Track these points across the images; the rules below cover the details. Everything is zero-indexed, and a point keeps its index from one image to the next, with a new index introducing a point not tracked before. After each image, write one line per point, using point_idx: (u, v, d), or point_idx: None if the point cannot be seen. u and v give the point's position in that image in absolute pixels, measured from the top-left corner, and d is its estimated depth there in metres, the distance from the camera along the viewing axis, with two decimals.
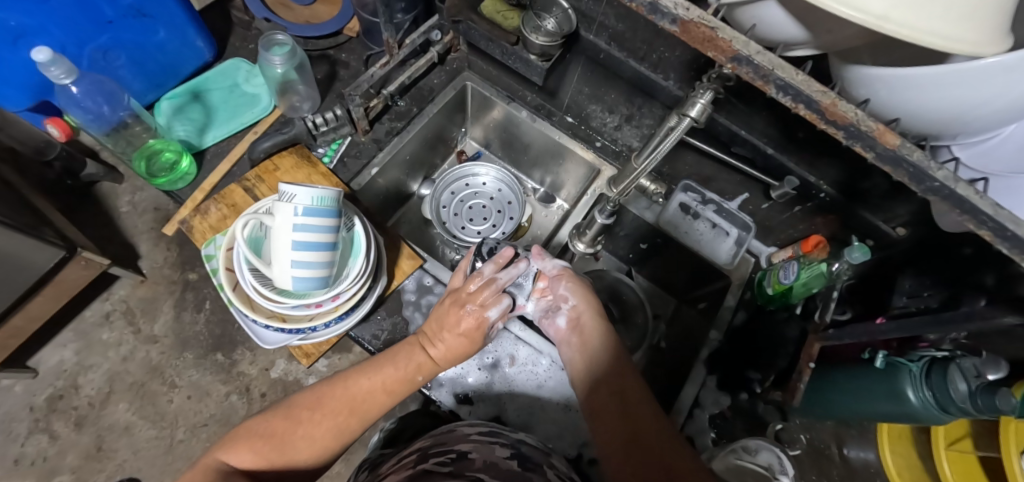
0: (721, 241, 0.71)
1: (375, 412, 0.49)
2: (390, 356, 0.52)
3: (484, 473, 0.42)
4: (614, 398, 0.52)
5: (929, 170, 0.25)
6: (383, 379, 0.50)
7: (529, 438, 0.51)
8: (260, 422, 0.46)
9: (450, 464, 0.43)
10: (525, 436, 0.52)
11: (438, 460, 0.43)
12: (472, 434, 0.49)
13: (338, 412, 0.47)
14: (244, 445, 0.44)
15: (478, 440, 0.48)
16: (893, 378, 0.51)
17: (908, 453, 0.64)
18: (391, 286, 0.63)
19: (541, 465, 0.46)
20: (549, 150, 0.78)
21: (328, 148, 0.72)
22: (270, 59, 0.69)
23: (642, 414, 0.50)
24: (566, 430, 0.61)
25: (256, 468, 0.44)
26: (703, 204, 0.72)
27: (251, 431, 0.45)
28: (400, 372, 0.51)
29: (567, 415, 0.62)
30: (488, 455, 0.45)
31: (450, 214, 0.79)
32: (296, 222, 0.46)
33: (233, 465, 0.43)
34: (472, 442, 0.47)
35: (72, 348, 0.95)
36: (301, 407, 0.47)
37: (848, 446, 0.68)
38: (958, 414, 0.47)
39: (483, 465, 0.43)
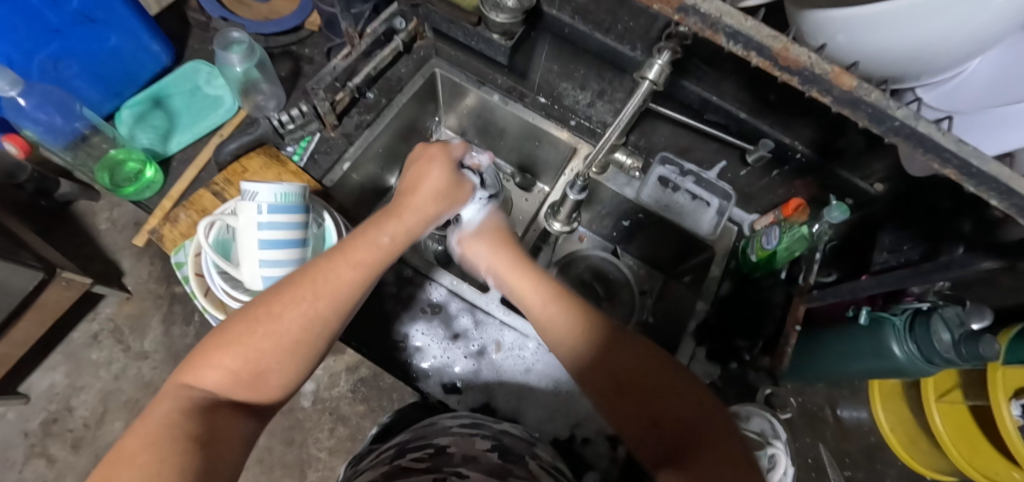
0: (702, 212, 0.70)
1: (352, 294, 0.44)
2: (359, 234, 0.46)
3: (463, 466, 0.43)
4: (598, 356, 0.45)
5: (889, 110, 0.24)
6: (356, 260, 0.45)
7: (513, 428, 0.53)
8: (222, 332, 0.41)
9: (429, 459, 0.43)
10: (509, 426, 0.53)
11: (415, 455, 0.44)
12: (453, 426, 0.50)
13: (311, 297, 0.42)
14: (215, 361, 0.40)
15: (459, 434, 0.49)
16: (876, 336, 0.51)
17: (901, 409, 0.66)
18: None
19: (523, 455, 0.48)
20: (525, 134, 0.77)
21: (297, 146, 0.71)
22: (228, 58, 0.67)
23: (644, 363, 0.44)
24: (557, 412, 0.61)
25: (229, 384, 0.40)
26: (681, 176, 0.71)
27: (217, 343, 0.41)
28: (374, 249, 0.46)
29: (557, 397, 0.61)
30: (469, 448, 0.46)
31: None
32: (261, 220, 0.45)
33: (206, 389, 0.40)
34: (452, 436, 0.48)
35: (62, 371, 0.93)
36: (268, 301, 0.42)
37: (841, 407, 0.68)
38: (943, 364, 0.47)
39: (462, 459, 0.44)
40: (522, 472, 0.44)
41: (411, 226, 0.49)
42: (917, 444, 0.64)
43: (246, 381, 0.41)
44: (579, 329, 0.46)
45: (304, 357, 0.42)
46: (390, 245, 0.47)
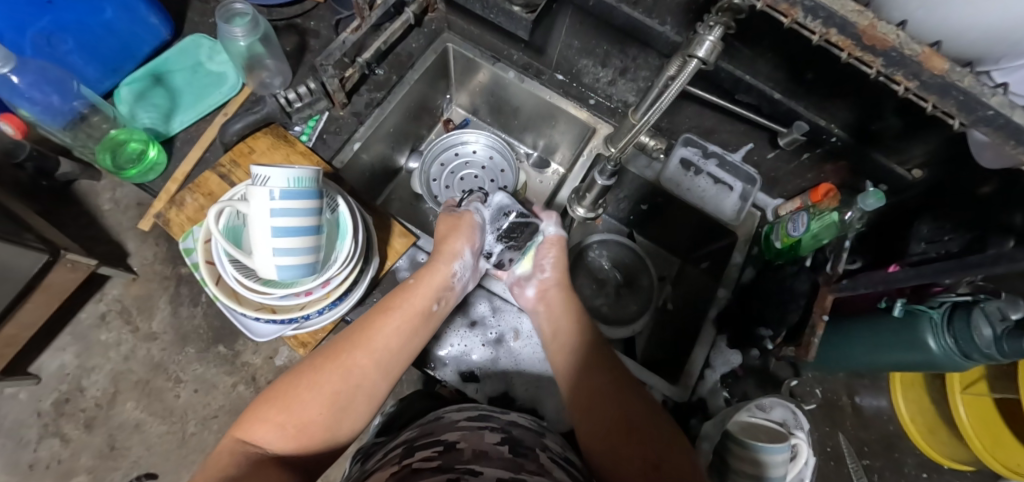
0: (725, 197, 0.68)
1: (390, 354, 0.46)
2: (391, 301, 0.49)
3: (475, 463, 0.42)
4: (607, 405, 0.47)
5: (982, 97, 0.22)
6: (394, 320, 0.47)
7: (520, 418, 0.53)
8: (270, 395, 0.41)
9: (439, 457, 0.43)
10: (518, 417, 0.53)
11: (424, 455, 0.43)
12: (460, 420, 0.50)
13: (353, 355, 0.44)
14: (268, 422, 0.39)
15: (466, 427, 0.48)
16: (914, 328, 0.49)
17: (921, 400, 0.64)
18: (384, 267, 0.60)
19: (534, 447, 0.47)
20: (541, 113, 0.74)
21: (305, 125, 0.68)
22: (231, 31, 0.63)
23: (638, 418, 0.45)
24: None
25: (284, 446, 0.39)
26: (704, 159, 0.69)
27: (270, 404, 0.40)
28: (407, 312, 0.49)
29: None
30: (478, 442, 0.46)
31: (441, 187, 0.77)
32: (274, 207, 0.43)
33: (263, 448, 0.38)
34: (460, 431, 0.47)
35: (72, 352, 0.93)
36: (314, 369, 0.43)
37: (860, 395, 0.67)
38: (981, 360, 0.45)
39: (471, 455, 0.43)
40: (534, 466, 0.43)
41: (436, 279, 0.52)
42: (935, 434, 0.63)
43: (297, 441, 0.40)
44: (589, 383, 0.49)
45: (350, 415, 0.42)
46: (423, 307, 0.50)
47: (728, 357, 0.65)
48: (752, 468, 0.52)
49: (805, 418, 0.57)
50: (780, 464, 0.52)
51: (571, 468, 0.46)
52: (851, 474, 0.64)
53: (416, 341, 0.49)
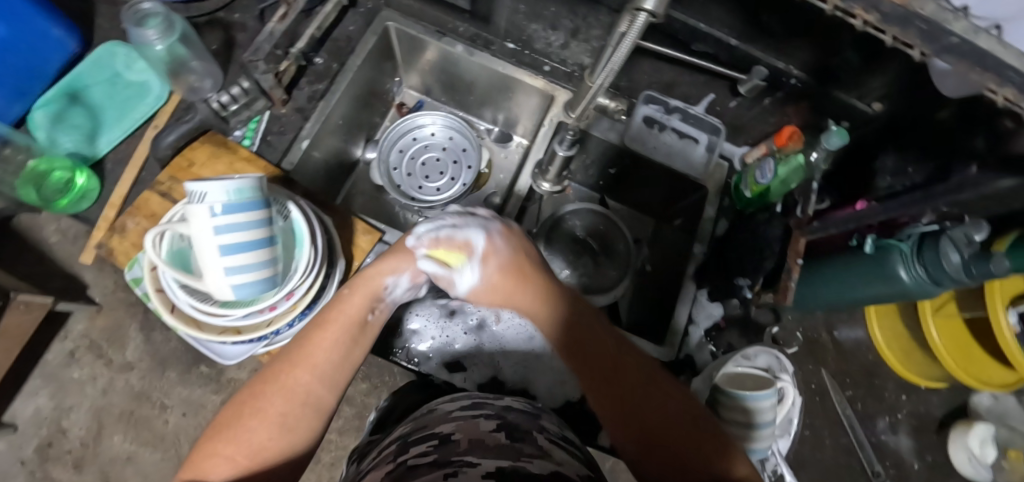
0: (692, 150, 0.68)
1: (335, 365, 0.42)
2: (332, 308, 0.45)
3: (470, 452, 0.41)
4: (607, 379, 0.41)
5: (948, 24, 0.20)
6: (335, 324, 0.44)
7: (515, 401, 0.53)
8: (215, 427, 0.39)
9: (435, 452, 0.42)
10: (512, 401, 0.53)
11: (419, 451, 0.42)
12: (453, 411, 0.50)
13: (298, 373, 0.41)
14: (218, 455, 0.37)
15: (461, 418, 0.48)
16: (885, 261, 0.50)
17: (895, 326, 0.65)
18: (352, 268, 0.58)
19: (531, 430, 0.46)
20: (496, 85, 0.71)
21: (246, 128, 0.63)
22: (144, 34, 0.59)
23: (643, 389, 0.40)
24: (565, 375, 0.60)
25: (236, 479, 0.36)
26: (667, 115, 0.68)
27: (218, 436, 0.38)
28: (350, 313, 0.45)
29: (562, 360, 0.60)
30: (474, 432, 0.45)
31: (403, 175, 0.74)
32: (217, 224, 0.40)
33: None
34: (455, 423, 0.47)
35: (46, 394, 0.88)
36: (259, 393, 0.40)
37: (839, 329, 0.68)
38: (951, 286, 0.46)
39: (467, 444, 0.43)
40: (533, 449, 0.43)
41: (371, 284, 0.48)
42: (910, 356, 0.65)
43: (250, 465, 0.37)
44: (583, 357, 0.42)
45: (302, 431, 0.40)
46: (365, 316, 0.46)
47: (710, 311, 0.66)
48: (743, 417, 0.53)
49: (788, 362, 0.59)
50: (768, 409, 0.53)
51: (570, 445, 0.46)
52: (836, 406, 0.65)
53: (360, 347, 0.45)
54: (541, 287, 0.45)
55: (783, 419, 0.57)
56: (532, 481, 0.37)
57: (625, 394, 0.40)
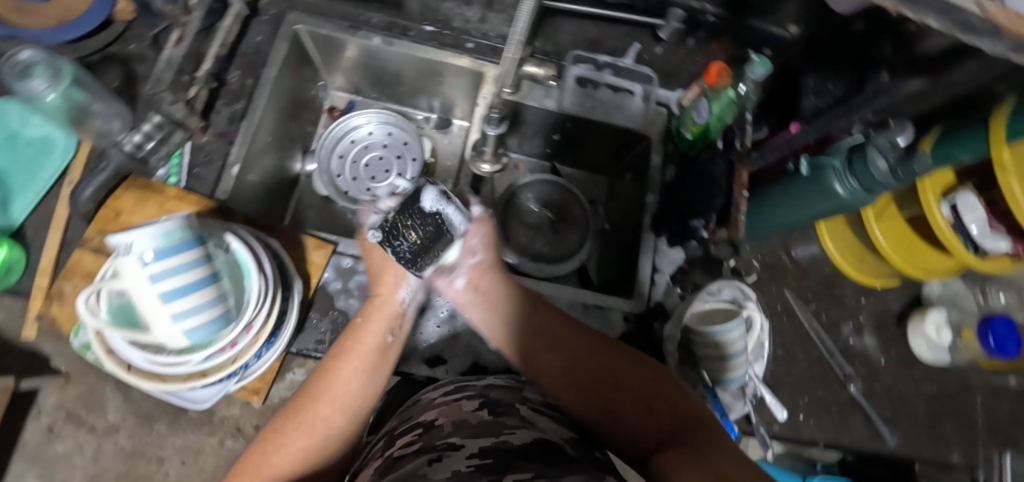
0: (629, 102, 0.67)
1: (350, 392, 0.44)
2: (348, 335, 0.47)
3: (454, 435, 0.42)
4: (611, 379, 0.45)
5: None
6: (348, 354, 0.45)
7: (497, 379, 0.53)
8: (245, 464, 0.40)
9: (421, 440, 0.43)
10: (495, 379, 0.54)
11: (406, 440, 0.44)
12: (438, 397, 0.51)
13: (323, 408, 0.42)
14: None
15: (445, 403, 0.49)
16: (820, 180, 0.51)
17: (846, 238, 0.68)
18: (311, 286, 0.56)
19: (513, 403, 0.47)
20: (423, 72, 0.69)
21: (169, 165, 0.60)
22: (31, 85, 0.57)
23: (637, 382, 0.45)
24: None
25: None
26: (599, 71, 0.67)
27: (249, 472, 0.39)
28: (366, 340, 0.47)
29: None
30: (457, 414, 0.46)
31: (348, 181, 0.73)
32: (151, 273, 0.38)
33: None
34: (439, 408, 0.48)
35: (35, 474, 0.86)
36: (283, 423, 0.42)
37: (795, 248, 0.71)
38: (883, 190, 0.48)
39: (452, 428, 0.43)
40: (514, 421, 0.44)
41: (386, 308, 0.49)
42: (864, 263, 0.68)
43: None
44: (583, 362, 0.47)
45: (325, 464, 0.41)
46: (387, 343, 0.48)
47: (673, 257, 0.66)
48: (715, 351, 0.55)
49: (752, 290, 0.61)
50: (737, 340, 0.55)
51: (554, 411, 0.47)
52: (801, 322, 0.67)
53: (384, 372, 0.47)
54: (514, 313, 0.50)
55: (755, 346, 0.59)
56: (516, 456, 0.37)
57: (618, 388, 0.45)
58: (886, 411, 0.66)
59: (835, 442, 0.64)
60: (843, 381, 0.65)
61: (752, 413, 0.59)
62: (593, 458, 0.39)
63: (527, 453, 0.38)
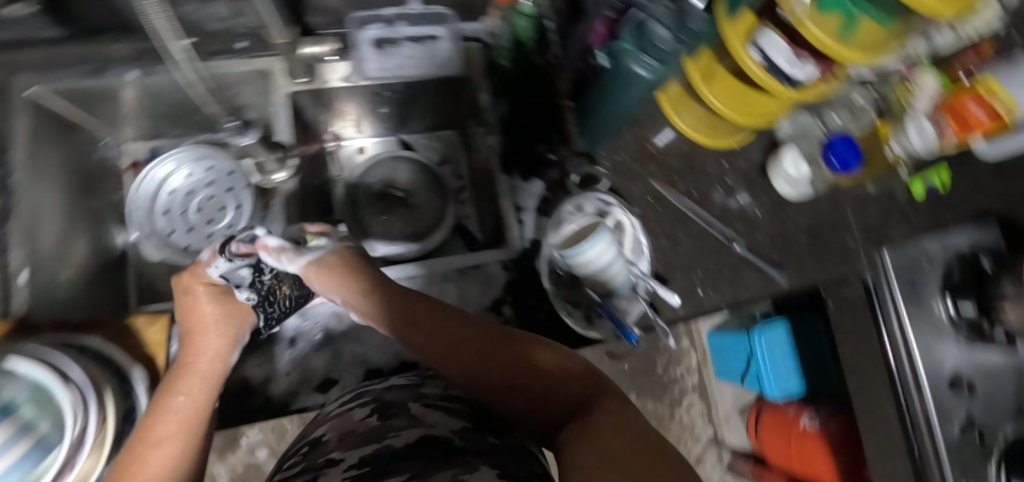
0: (437, 48, 0.63)
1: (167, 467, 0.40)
2: (152, 416, 0.43)
3: (336, 450, 0.40)
4: (495, 352, 0.48)
5: None
6: (177, 404, 0.45)
7: (399, 379, 0.52)
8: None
9: (304, 459, 0.42)
10: (398, 378, 0.52)
11: (294, 461, 0.43)
12: (334, 411, 0.49)
13: (168, 424, 0.43)
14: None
15: (337, 416, 0.47)
16: (619, 65, 0.49)
17: (690, 111, 0.69)
18: (160, 365, 0.51)
19: (405, 402, 0.45)
20: (206, 92, 0.62)
21: None
22: None
23: (520, 355, 0.48)
24: None
25: None
26: (392, 28, 0.62)
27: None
28: (177, 415, 0.44)
29: None
30: (345, 425, 0.44)
31: (185, 233, 0.68)
32: None
33: None
34: (329, 424, 0.46)
35: None
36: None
37: (649, 135, 0.71)
38: (674, 58, 0.47)
39: (337, 442, 0.42)
40: (403, 421, 0.42)
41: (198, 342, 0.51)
42: (715, 126, 0.69)
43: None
44: (469, 344, 0.49)
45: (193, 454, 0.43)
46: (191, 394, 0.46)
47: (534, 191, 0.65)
48: (592, 266, 0.55)
49: (615, 195, 0.60)
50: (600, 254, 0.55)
51: (453, 402, 0.46)
52: (675, 205, 0.68)
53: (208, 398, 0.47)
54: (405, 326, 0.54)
55: (631, 245, 0.59)
56: (392, 459, 0.36)
57: (500, 364, 0.47)
58: (773, 256, 0.70)
59: (738, 301, 0.66)
60: (727, 244, 0.67)
61: (657, 319, 0.57)
62: (481, 449, 0.37)
63: (406, 451, 0.36)
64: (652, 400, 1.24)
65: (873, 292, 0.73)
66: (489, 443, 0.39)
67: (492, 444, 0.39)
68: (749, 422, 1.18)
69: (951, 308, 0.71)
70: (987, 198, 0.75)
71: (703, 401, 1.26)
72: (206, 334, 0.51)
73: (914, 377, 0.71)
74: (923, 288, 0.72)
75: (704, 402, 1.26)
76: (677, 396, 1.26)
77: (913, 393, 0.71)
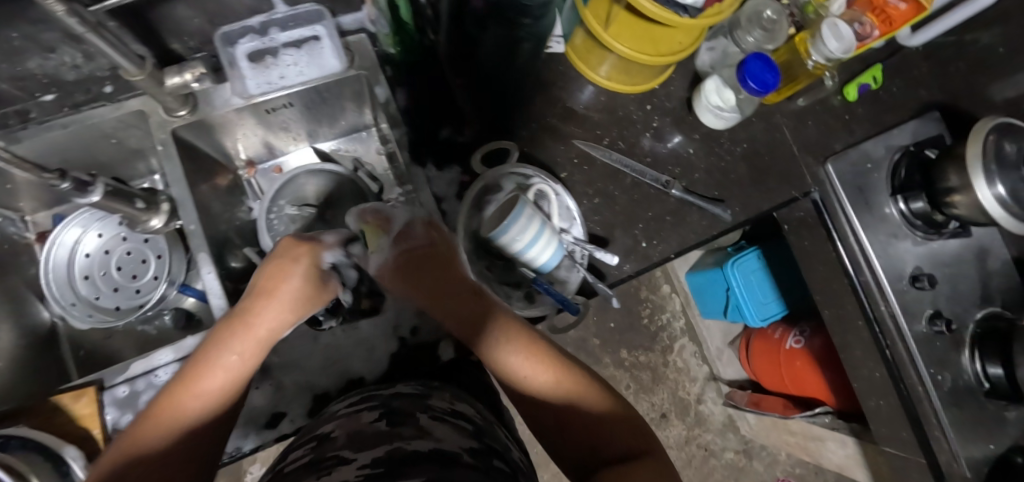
0: (319, 49, 0.59)
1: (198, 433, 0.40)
2: (203, 367, 0.42)
3: (347, 447, 0.39)
4: (558, 371, 0.47)
5: None
6: (227, 366, 0.42)
7: (405, 386, 0.50)
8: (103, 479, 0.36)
9: (311, 453, 0.40)
10: (405, 385, 0.50)
11: (297, 454, 0.40)
12: (343, 409, 0.47)
13: (186, 416, 0.40)
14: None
15: (344, 414, 0.45)
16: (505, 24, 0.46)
17: (601, 60, 0.65)
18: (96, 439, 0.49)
19: (413, 412, 0.44)
20: (88, 145, 0.58)
21: None
22: None
23: (580, 383, 0.47)
24: (372, 337, 0.56)
25: None
26: (267, 37, 0.58)
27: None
28: (227, 373, 0.42)
29: (362, 330, 0.56)
30: (354, 425, 0.42)
31: (114, 294, 0.66)
32: None
33: None
34: (338, 420, 0.44)
35: None
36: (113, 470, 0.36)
37: (565, 93, 0.68)
38: None
39: (346, 440, 0.40)
40: (411, 431, 0.41)
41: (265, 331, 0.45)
42: (629, 71, 0.66)
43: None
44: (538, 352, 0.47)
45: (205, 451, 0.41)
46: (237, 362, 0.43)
47: (450, 178, 0.61)
48: (523, 238, 0.52)
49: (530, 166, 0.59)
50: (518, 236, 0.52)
51: (458, 419, 0.45)
52: (602, 160, 0.65)
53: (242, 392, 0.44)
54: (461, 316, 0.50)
55: (558, 208, 0.58)
56: (414, 462, 0.35)
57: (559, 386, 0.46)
58: (714, 191, 0.68)
59: (685, 246, 0.65)
60: (664, 190, 0.65)
61: (595, 278, 0.56)
62: (488, 470, 0.37)
63: (427, 458, 0.35)
64: (643, 351, 1.24)
65: (821, 205, 0.72)
66: (497, 466, 0.39)
67: (499, 468, 0.39)
68: (740, 352, 1.17)
69: (902, 206, 0.70)
70: (927, 91, 0.75)
71: (693, 342, 1.27)
72: (273, 304, 0.45)
73: (876, 284, 0.70)
74: (868, 191, 0.71)
75: (694, 343, 1.27)
76: (670, 342, 1.26)
77: (876, 298, 0.70)
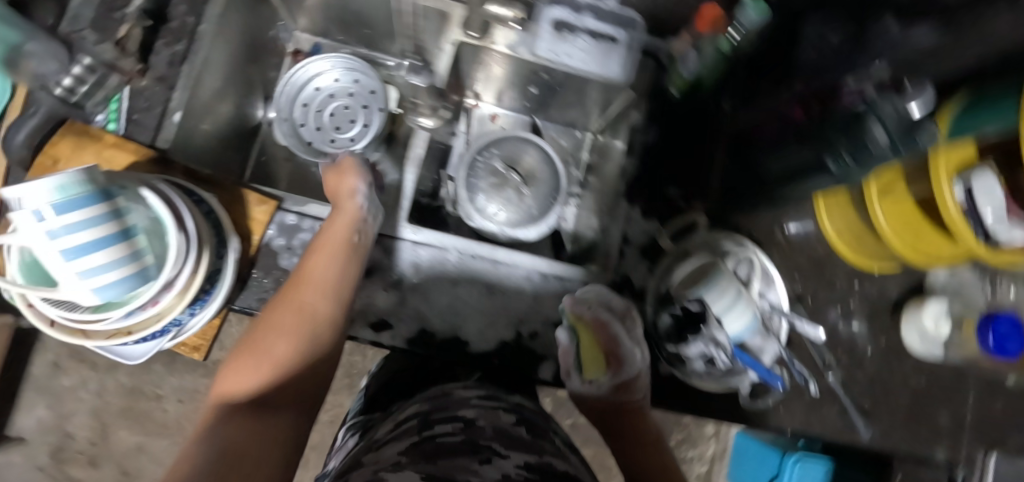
0: (613, 54, 0.58)
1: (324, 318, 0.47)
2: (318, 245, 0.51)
3: (497, 441, 0.40)
4: None
5: None
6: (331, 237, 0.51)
7: (527, 401, 0.52)
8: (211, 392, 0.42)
9: (461, 433, 0.40)
10: (522, 398, 0.52)
11: (445, 429, 0.41)
12: (470, 397, 0.49)
13: (293, 304, 0.47)
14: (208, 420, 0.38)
15: (480, 406, 0.46)
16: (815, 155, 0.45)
17: (847, 217, 0.60)
18: (251, 244, 0.53)
19: (548, 431, 0.46)
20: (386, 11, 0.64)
21: (109, 110, 0.57)
22: None
23: None
24: (495, 314, 0.57)
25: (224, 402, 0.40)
26: (578, 15, 0.57)
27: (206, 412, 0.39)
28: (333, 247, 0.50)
29: (490, 300, 0.58)
30: (496, 420, 0.44)
31: (312, 131, 0.70)
32: (48, 228, 0.37)
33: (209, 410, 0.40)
34: (475, 409, 0.46)
35: (43, 405, 0.93)
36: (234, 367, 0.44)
37: (788, 221, 0.65)
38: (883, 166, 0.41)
39: (493, 432, 0.41)
40: (550, 449, 0.43)
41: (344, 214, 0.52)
42: (862, 241, 0.61)
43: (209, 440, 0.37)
44: None
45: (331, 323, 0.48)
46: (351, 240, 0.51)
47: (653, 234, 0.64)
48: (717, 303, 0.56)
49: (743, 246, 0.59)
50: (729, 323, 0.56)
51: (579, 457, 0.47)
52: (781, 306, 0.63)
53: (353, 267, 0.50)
54: None
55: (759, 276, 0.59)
56: None
57: None
58: (866, 402, 0.62)
59: (806, 431, 0.61)
60: (822, 370, 0.62)
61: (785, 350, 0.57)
62: None
63: None
64: None
65: None
66: None
67: None
68: None
69: None
70: None
71: None
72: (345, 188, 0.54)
73: None
74: None
75: None
76: None
77: None
